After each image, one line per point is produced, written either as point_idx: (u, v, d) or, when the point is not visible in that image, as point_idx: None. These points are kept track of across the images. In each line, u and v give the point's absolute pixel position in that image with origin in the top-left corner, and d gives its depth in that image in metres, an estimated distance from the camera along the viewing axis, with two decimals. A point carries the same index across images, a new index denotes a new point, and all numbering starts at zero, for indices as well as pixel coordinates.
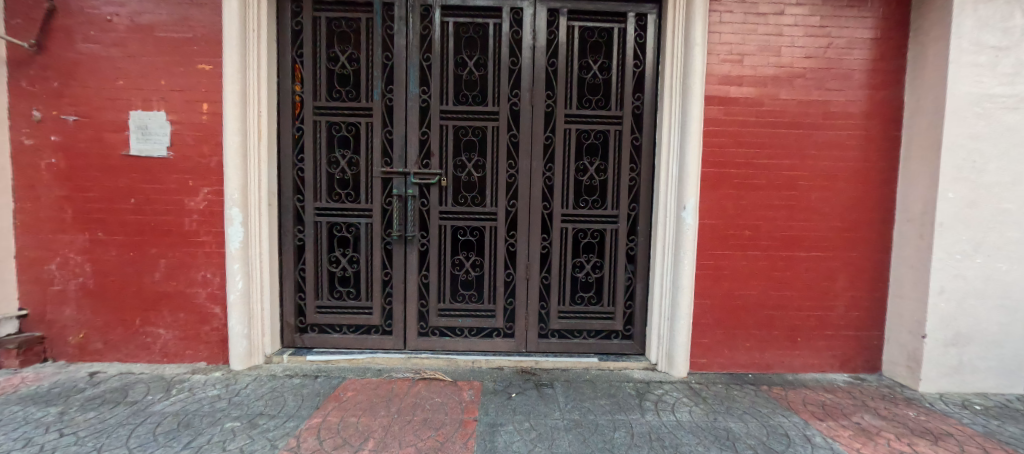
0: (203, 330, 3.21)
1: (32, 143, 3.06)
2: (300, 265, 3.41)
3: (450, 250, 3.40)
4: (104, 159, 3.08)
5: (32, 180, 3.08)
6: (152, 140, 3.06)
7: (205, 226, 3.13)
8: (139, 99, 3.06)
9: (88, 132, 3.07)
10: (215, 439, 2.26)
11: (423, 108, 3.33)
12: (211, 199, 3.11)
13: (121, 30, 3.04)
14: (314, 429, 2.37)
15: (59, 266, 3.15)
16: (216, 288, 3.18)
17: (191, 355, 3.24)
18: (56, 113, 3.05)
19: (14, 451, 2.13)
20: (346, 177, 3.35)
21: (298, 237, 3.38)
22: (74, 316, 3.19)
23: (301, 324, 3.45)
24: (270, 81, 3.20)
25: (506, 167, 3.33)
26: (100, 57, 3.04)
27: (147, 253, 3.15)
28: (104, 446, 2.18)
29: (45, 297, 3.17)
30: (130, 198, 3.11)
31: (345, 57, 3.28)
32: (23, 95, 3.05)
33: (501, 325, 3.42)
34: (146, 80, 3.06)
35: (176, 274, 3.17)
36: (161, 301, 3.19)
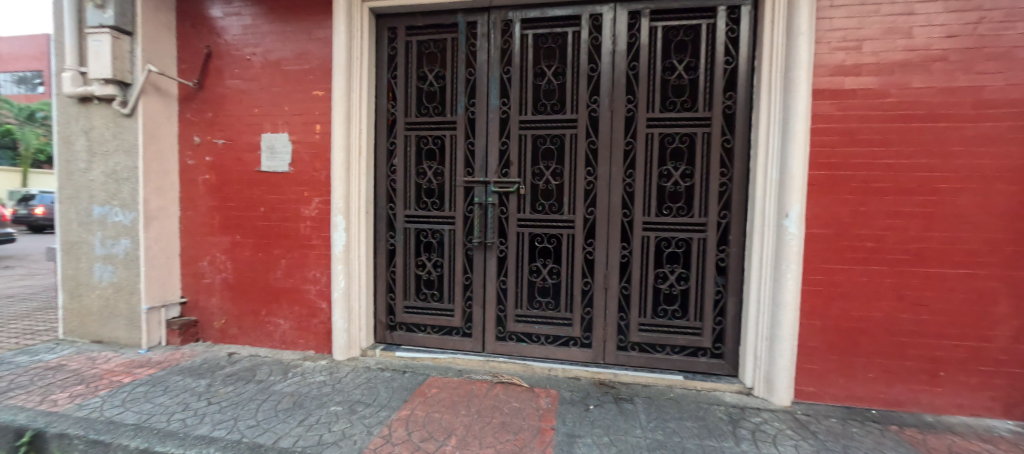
0: (312, 322, 3.65)
1: (194, 163, 3.79)
2: (391, 268, 3.71)
3: (527, 257, 3.44)
4: (242, 175, 3.68)
5: (193, 193, 3.81)
6: (278, 157, 3.60)
7: (316, 231, 3.57)
8: (269, 123, 3.61)
9: (232, 153, 3.70)
10: (323, 420, 2.56)
11: (503, 120, 3.45)
12: (321, 207, 3.55)
13: (256, 67, 3.62)
14: (403, 421, 2.56)
15: (209, 263, 3.83)
16: (323, 285, 3.60)
17: (302, 344, 3.69)
18: (211, 138, 3.74)
19: (178, 413, 2.62)
20: (432, 186, 3.60)
21: (390, 242, 3.70)
22: (218, 305, 3.84)
23: (391, 322, 3.75)
24: (369, 101, 3.55)
25: (585, 173, 3.29)
26: (242, 90, 3.66)
27: (271, 254, 3.69)
28: (239, 417, 2.58)
29: (199, 288, 3.87)
30: (260, 207, 3.67)
31: (433, 76, 3.56)
32: (189, 125, 3.78)
33: (578, 335, 3.37)
34: (274, 107, 3.60)
35: (293, 273, 3.66)
36: (280, 296, 3.70)
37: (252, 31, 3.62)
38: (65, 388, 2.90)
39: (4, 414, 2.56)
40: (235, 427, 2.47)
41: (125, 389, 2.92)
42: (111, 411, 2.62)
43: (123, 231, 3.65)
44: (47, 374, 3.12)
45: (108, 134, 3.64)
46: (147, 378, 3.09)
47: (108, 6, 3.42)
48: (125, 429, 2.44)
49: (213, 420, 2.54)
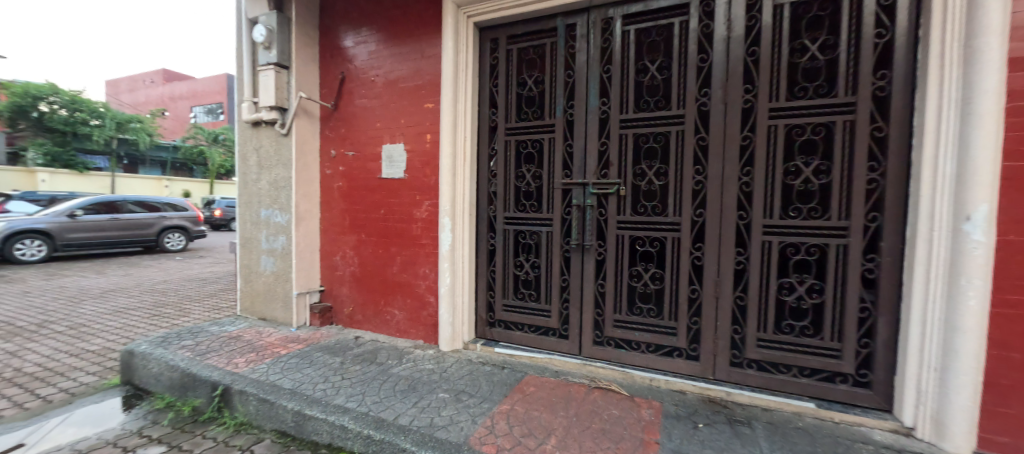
0: (422, 314, 4.00)
1: (331, 172, 4.43)
2: (491, 267, 3.89)
3: (628, 261, 3.33)
4: (366, 182, 4.19)
5: (330, 198, 4.45)
6: (395, 165, 4.02)
7: (426, 231, 3.91)
8: (388, 136, 4.05)
9: (359, 163, 4.24)
10: (434, 404, 2.79)
11: (602, 120, 3.39)
12: (431, 210, 3.87)
13: (378, 86, 4.09)
14: (505, 414, 2.67)
15: (340, 258, 4.43)
16: (432, 281, 3.92)
17: (414, 334, 4.06)
18: (343, 150, 4.34)
19: (320, 383, 3.10)
20: (531, 189, 3.70)
21: (491, 242, 3.88)
22: (347, 294, 4.43)
23: (491, 318, 3.93)
24: (473, 109, 3.76)
25: (693, 172, 3.07)
26: (367, 107, 4.17)
27: (389, 252, 4.12)
28: (366, 392, 2.95)
29: (333, 279, 4.50)
30: (380, 210, 4.13)
31: (532, 81, 3.65)
32: (328, 140, 4.45)
33: (684, 346, 3.16)
34: (392, 121, 4.03)
35: (406, 269, 4.04)
36: (396, 289, 4.12)
37: (375, 55, 4.09)
38: (243, 354, 3.62)
39: (205, 370, 3.30)
40: (363, 401, 2.83)
41: (282, 359, 3.53)
42: (274, 376, 3.20)
43: (280, 229, 4.42)
44: (230, 342, 3.92)
45: (271, 151, 4.45)
46: (297, 352, 3.69)
47: (273, 47, 4.19)
48: (284, 392, 2.96)
49: (347, 393, 2.95)
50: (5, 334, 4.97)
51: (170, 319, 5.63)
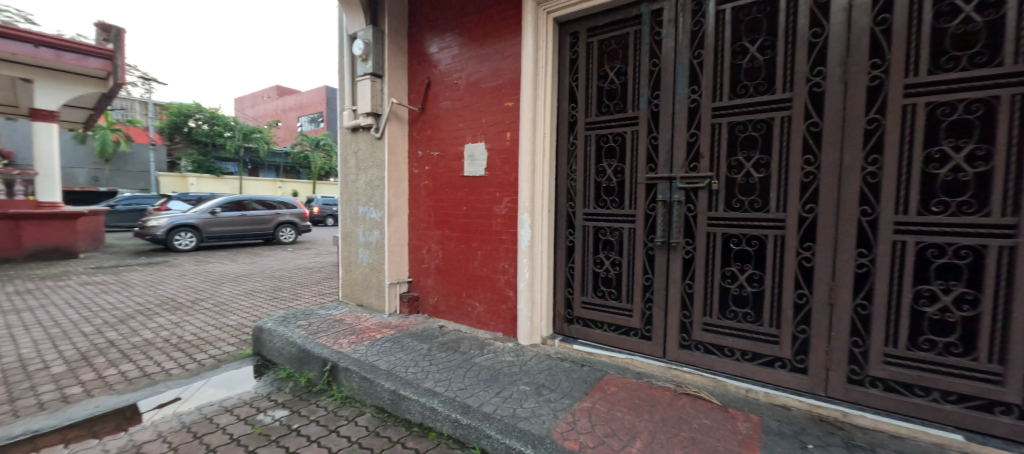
0: (502, 307, 4.08)
1: (418, 171, 4.73)
2: (570, 263, 3.85)
3: (720, 260, 3.08)
4: (450, 180, 4.39)
5: (417, 195, 4.75)
6: (477, 163, 4.15)
7: (506, 227, 3.98)
8: (470, 135, 4.20)
9: (443, 162, 4.46)
10: (515, 395, 2.84)
11: (692, 109, 3.16)
12: (510, 207, 3.93)
13: (461, 88, 4.25)
14: (586, 412, 2.63)
15: (426, 251, 4.71)
16: (511, 276, 3.98)
17: (493, 326, 4.17)
18: (429, 151, 4.60)
19: (410, 367, 3.33)
20: (612, 184, 3.59)
21: (569, 239, 3.84)
22: (432, 286, 4.69)
23: (569, 315, 3.89)
24: (553, 105, 3.74)
25: (802, 163, 2.74)
26: (450, 109, 4.36)
27: (470, 246, 4.27)
28: (452, 379, 3.10)
29: (419, 271, 4.80)
30: (463, 206, 4.30)
31: (614, 72, 3.53)
32: (415, 142, 4.75)
33: (788, 356, 2.84)
34: (474, 121, 4.17)
35: (487, 263, 4.16)
36: (477, 283, 4.26)
37: (458, 59, 4.26)
38: (345, 335, 4.02)
39: (316, 347, 3.72)
40: (450, 387, 2.98)
41: (378, 342, 3.85)
42: (371, 357, 3.50)
43: (375, 224, 4.83)
44: (335, 324, 4.37)
45: (367, 153, 4.88)
46: (390, 336, 4.00)
47: (369, 58, 4.58)
48: (380, 372, 3.23)
49: (435, 377, 3.13)
50: (168, 308, 6.09)
51: (285, 302, 6.45)
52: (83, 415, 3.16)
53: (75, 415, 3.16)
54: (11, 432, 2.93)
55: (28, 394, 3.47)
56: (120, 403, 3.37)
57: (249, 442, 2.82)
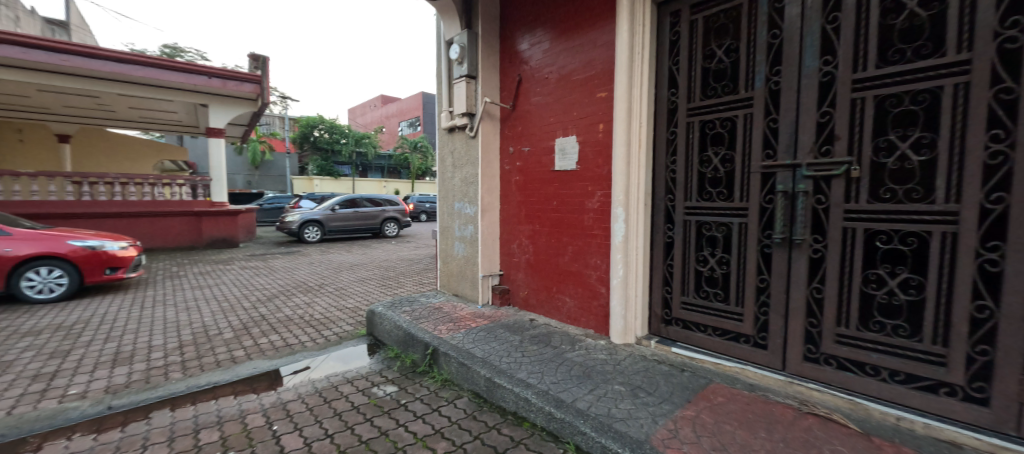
0: (593, 304, 3.94)
1: (509, 167, 4.80)
2: (669, 261, 3.57)
3: (861, 261, 2.58)
4: (541, 174, 4.38)
5: (509, 191, 4.83)
6: (568, 157, 4.07)
7: (598, 222, 3.83)
8: (561, 129, 4.14)
9: (534, 157, 4.46)
10: (610, 395, 2.73)
11: (823, 85, 2.70)
12: (603, 200, 3.78)
13: (552, 82, 4.21)
14: (690, 421, 2.42)
15: (517, 245, 4.77)
16: (604, 272, 3.83)
17: (584, 322, 4.04)
18: (520, 147, 4.64)
19: (504, 356, 3.39)
20: (719, 175, 3.22)
21: (668, 234, 3.56)
22: (522, 279, 4.73)
23: (667, 316, 3.61)
24: (651, 92, 3.50)
25: (985, 141, 2.17)
26: (541, 104, 4.35)
27: (561, 241, 4.20)
28: (545, 372, 3.09)
29: (510, 264, 4.88)
30: (553, 201, 4.25)
31: (723, 50, 3.18)
32: (507, 138, 4.83)
33: (959, 382, 2.28)
34: (565, 114, 4.09)
35: (578, 258, 4.04)
36: (567, 278, 4.17)
37: (548, 53, 4.22)
38: (444, 323, 4.25)
39: (419, 332, 4.00)
40: (543, 379, 2.97)
41: (473, 331, 4.01)
42: (468, 344, 3.66)
43: (469, 219, 5.04)
44: (434, 311, 4.66)
45: (462, 152, 5.09)
46: (484, 326, 4.13)
47: (464, 61, 4.76)
48: (477, 360, 3.36)
49: (528, 369, 3.15)
50: (300, 291, 7.10)
51: (392, 289, 7.08)
52: (245, 373, 3.87)
53: (241, 373, 3.88)
54: (201, 382, 3.71)
55: (211, 353, 4.36)
56: (269, 366, 4.03)
57: (365, 411, 3.14)
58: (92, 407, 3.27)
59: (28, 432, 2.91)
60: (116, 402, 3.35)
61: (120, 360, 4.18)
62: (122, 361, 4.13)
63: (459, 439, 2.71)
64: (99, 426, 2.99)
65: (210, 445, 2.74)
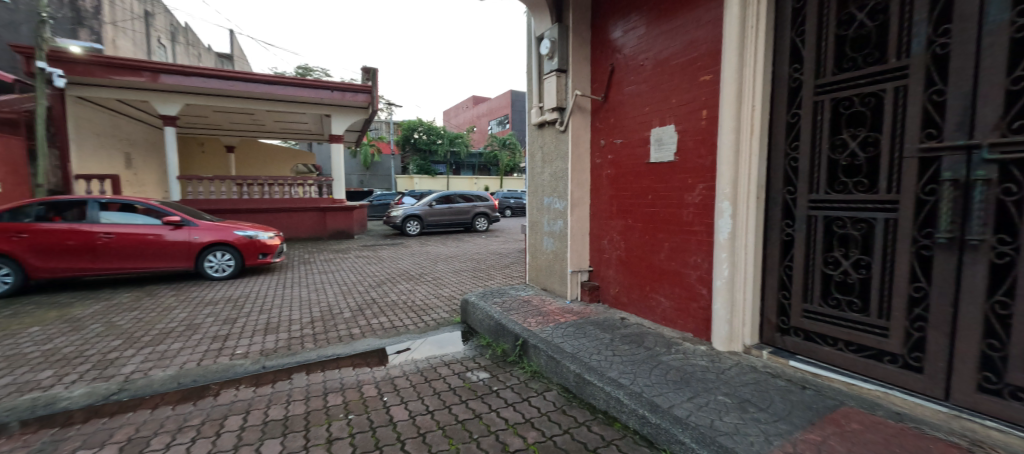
0: (692, 306, 3.59)
1: (600, 160, 4.64)
2: (787, 262, 3.11)
3: None
4: (634, 167, 4.15)
5: (599, 185, 4.68)
6: (665, 148, 3.77)
7: (698, 217, 3.47)
8: (657, 118, 3.85)
9: (627, 149, 4.24)
10: (712, 405, 2.48)
11: (1016, 43, 2.11)
12: (705, 193, 3.42)
13: (648, 69, 3.94)
14: (813, 446, 2.10)
15: (608, 241, 4.60)
16: (705, 272, 3.46)
17: (681, 325, 3.71)
18: (612, 139, 4.45)
19: (594, 354, 3.30)
20: (857, 163, 2.73)
21: (786, 231, 3.09)
22: (613, 276, 4.54)
23: (783, 324, 3.14)
24: (768, 70, 3.09)
25: None
26: (636, 93, 4.11)
27: (656, 237, 3.91)
28: (638, 373, 2.94)
29: (601, 261, 4.73)
30: (647, 195, 3.99)
31: (866, 13, 2.66)
32: (598, 131, 4.67)
33: None
34: (662, 102, 3.79)
35: (675, 256, 3.72)
36: (662, 277, 3.87)
37: (644, 39, 3.98)
38: (533, 315, 4.28)
39: (510, 323, 4.08)
40: (637, 380, 2.82)
41: (562, 326, 3.96)
42: (557, 339, 3.63)
43: (559, 214, 5.00)
44: (524, 304, 4.72)
45: (552, 147, 5.05)
46: (573, 322, 4.06)
47: (555, 56, 4.70)
48: (566, 354, 3.32)
49: (620, 368, 3.02)
50: (403, 279, 7.74)
51: (483, 281, 7.36)
52: (361, 348, 4.36)
53: (359, 348, 4.37)
54: (328, 352, 4.26)
55: (335, 328, 4.99)
56: (378, 343, 4.48)
57: (460, 393, 3.30)
58: (252, 365, 3.97)
59: (212, 381, 3.68)
60: (269, 363, 4.02)
61: (270, 329, 4.99)
62: (271, 330, 4.95)
63: (549, 431, 2.70)
64: (258, 381, 3.66)
65: (334, 407, 3.14)
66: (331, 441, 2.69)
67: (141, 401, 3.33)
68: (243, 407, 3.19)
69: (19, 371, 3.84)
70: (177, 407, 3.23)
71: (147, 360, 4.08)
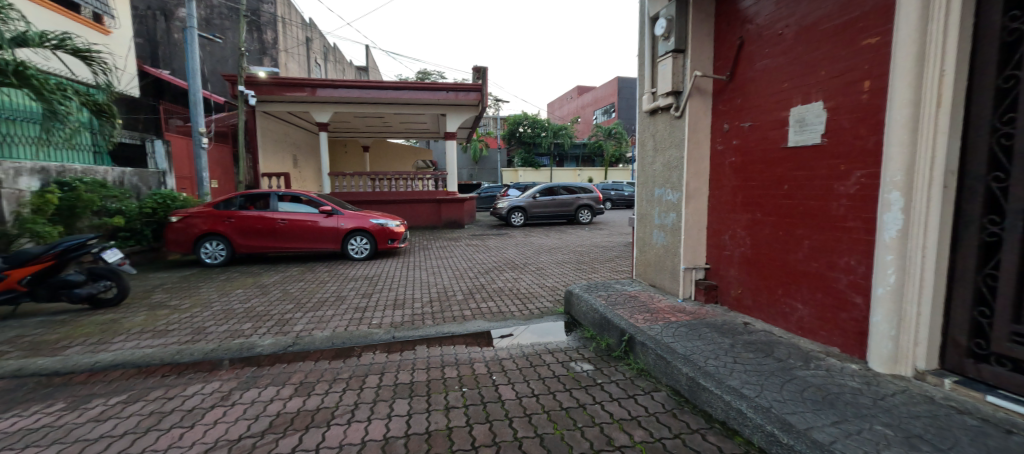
0: (840, 316, 3.02)
1: (723, 147, 4.16)
2: (989, 269, 2.34)
3: None
4: (767, 153, 3.62)
5: (721, 174, 4.20)
6: (808, 130, 3.21)
7: (854, 211, 2.89)
8: (800, 95, 3.29)
9: (758, 133, 3.71)
10: (866, 435, 2.06)
11: None
12: (865, 182, 2.82)
13: (789, 38, 3.39)
14: None
15: (730, 237, 4.13)
16: (860, 277, 2.86)
17: (823, 337, 3.16)
18: (739, 123, 3.95)
19: (711, 359, 3.00)
20: None
21: (989, 230, 2.33)
22: (736, 275, 4.06)
23: (979, 349, 2.40)
24: (967, 21, 2.36)
25: None
26: (772, 67, 3.57)
27: (793, 234, 3.37)
28: (765, 385, 2.60)
29: (720, 258, 4.27)
30: (784, 185, 3.45)
31: None
32: (720, 114, 4.19)
33: None
34: (808, 76, 3.23)
35: (818, 256, 3.16)
36: (799, 280, 3.33)
37: (785, 3, 3.42)
38: (640, 312, 4.07)
39: (614, 317, 3.94)
40: (763, 394, 2.50)
41: (673, 326, 3.69)
42: (667, 338, 3.40)
43: (671, 206, 4.64)
44: (630, 299, 4.52)
45: (665, 134, 4.70)
46: (685, 322, 3.76)
47: (671, 36, 4.34)
48: (678, 356, 3.09)
49: (742, 378, 2.71)
50: (509, 267, 8.03)
51: (586, 273, 7.24)
52: (472, 328, 4.64)
53: (469, 328, 4.66)
54: (443, 330, 4.62)
55: (450, 308, 5.40)
56: (487, 326, 4.72)
57: (564, 382, 3.30)
58: (384, 334, 4.50)
59: (356, 343, 4.28)
60: (398, 334, 4.51)
61: (397, 305, 5.62)
62: (397, 305, 5.57)
63: (657, 432, 2.54)
64: (389, 348, 4.15)
65: (449, 379, 3.40)
66: (447, 409, 2.92)
67: (306, 355, 4.04)
68: (379, 369, 3.65)
69: (229, 322, 4.96)
70: (333, 362, 3.84)
71: (314, 322, 4.92)
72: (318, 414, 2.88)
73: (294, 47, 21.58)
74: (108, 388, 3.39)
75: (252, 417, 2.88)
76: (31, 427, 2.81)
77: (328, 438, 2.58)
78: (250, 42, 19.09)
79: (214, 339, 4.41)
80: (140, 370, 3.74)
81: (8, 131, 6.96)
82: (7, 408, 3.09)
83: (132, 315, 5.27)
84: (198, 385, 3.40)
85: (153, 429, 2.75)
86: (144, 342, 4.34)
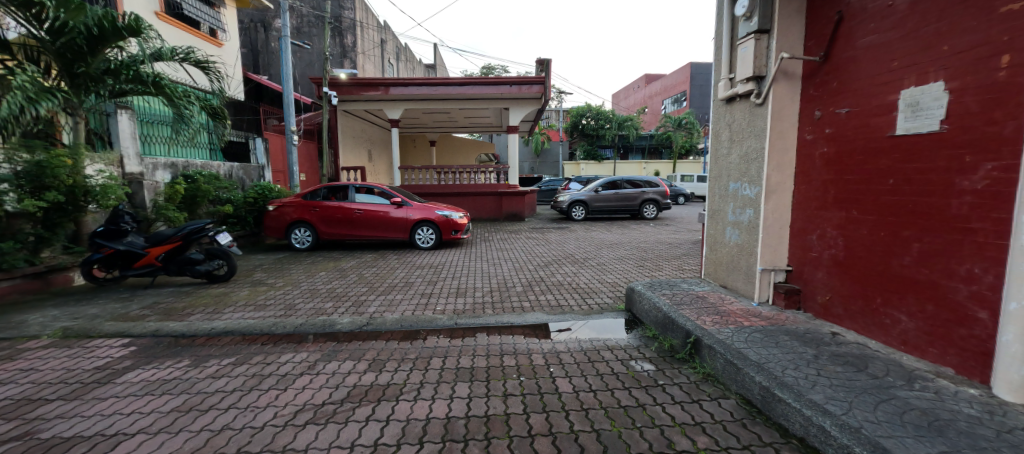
0: (957, 332, 2.60)
1: (812, 136, 3.75)
2: None
3: None
4: (866, 142, 3.20)
5: (809, 167, 3.79)
6: (922, 116, 2.77)
7: (980, 210, 2.47)
8: (914, 75, 2.85)
9: (857, 120, 3.29)
10: None
11: None
12: (997, 176, 2.39)
13: (902, 9, 2.95)
14: None
15: (817, 237, 3.72)
16: (987, 287, 2.44)
17: (934, 355, 2.74)
18: (833, 109, 3.52)
19: (790, 369, 2.75)
20: None
21: None
22: (823, 279, 3.66)
23: None
24: None
25: None
26: (877, 44, 3.13)
27: (899, 236, 2.95)
28: (854, 403, 2.32)
29: (805, 260, 3.87)
30: (889, 179, 3.02)
31: None
32: (810, 99, 3.77)
33: None
34: (925, 52, 2.79)
35: (930, 261, 2.74)
36: (904, 288, 2.92)
37: None
38: (708, 313, 3.83)
39: (680, 318, 3.75)
40: (853, 412, 2.23)
41: (745, 330, 3.43)
42: (738, 343, 3.17)
43: (749, 202, 4.29)
44: (697, 299, 4.27)
45: (743, 123, 4.34)
46: (761, 328, 3.47)
47: (754, 15, 3.99)
48: (750, 363, 2.87)
49: (826, 392, 2.44)
50: (569, 261, 7.95)
51: (650, 271, 6.95)
52: (531, 320, 4.68)
53: (528, 319, 4.70)
54: (504, 319, 4.71)
55: (510, 299, 5.49)
56: (545, 318, 4.73)
57: (624, 380, 3.21)
58: (447, 320, 4.68)
59: (422, 327, 4.51)
60: (460, 320, 4.68)
61: (458, 293, 5.81)
62: (460, 294, 5.76)
63: (724, 441, 2.38)
64: (452, 333, 4.32)
65: (508, 367, 3.46)
66: (506, 395, 2.98)
67: (379, 334, 4.34)
68: (443, 352, 3.81)
69: (314, 300, 5.47)
70: (401, 342, 4.08)
71: (384, 305, 5.26)
72: (389, 389, 3.08)
73: (371, 49, 23.03)
74: (219, 351, 3.90)
75: (334, 386, 3.15)
76: (164, 378, 3.32)
77: (397, 411, 2.76)
78: (334, 46, 20.65)
79: (302, 315, 4.88)
80: (244, 337, 4.26)
81: (147, 132, 8.23)
82: (147, 361, 3.68)
83: (237, 290, 6.01)
84: (289, 354, 3.80)
85: (255, 389, 3.12)
86: (247, 313, 4.94)
